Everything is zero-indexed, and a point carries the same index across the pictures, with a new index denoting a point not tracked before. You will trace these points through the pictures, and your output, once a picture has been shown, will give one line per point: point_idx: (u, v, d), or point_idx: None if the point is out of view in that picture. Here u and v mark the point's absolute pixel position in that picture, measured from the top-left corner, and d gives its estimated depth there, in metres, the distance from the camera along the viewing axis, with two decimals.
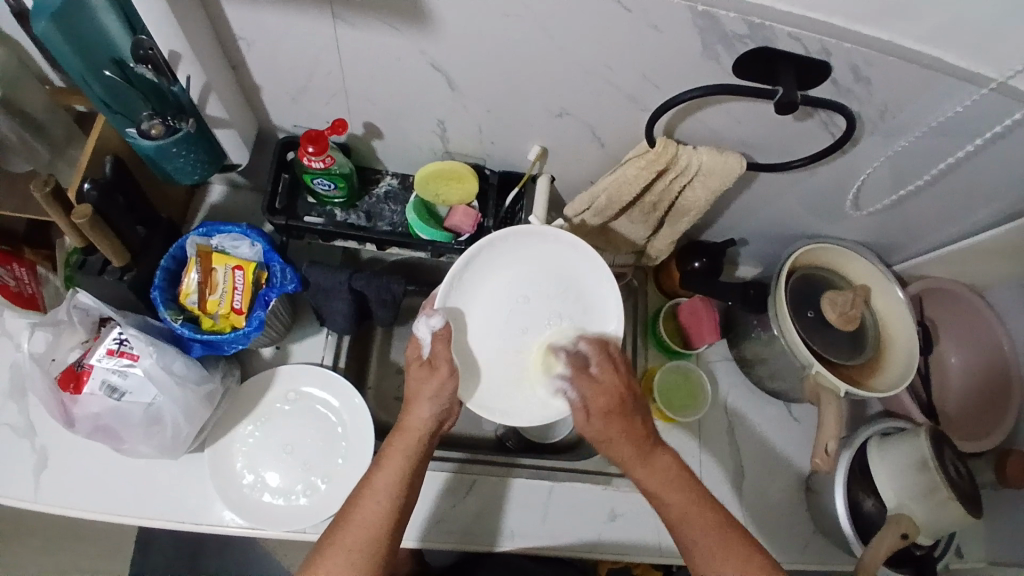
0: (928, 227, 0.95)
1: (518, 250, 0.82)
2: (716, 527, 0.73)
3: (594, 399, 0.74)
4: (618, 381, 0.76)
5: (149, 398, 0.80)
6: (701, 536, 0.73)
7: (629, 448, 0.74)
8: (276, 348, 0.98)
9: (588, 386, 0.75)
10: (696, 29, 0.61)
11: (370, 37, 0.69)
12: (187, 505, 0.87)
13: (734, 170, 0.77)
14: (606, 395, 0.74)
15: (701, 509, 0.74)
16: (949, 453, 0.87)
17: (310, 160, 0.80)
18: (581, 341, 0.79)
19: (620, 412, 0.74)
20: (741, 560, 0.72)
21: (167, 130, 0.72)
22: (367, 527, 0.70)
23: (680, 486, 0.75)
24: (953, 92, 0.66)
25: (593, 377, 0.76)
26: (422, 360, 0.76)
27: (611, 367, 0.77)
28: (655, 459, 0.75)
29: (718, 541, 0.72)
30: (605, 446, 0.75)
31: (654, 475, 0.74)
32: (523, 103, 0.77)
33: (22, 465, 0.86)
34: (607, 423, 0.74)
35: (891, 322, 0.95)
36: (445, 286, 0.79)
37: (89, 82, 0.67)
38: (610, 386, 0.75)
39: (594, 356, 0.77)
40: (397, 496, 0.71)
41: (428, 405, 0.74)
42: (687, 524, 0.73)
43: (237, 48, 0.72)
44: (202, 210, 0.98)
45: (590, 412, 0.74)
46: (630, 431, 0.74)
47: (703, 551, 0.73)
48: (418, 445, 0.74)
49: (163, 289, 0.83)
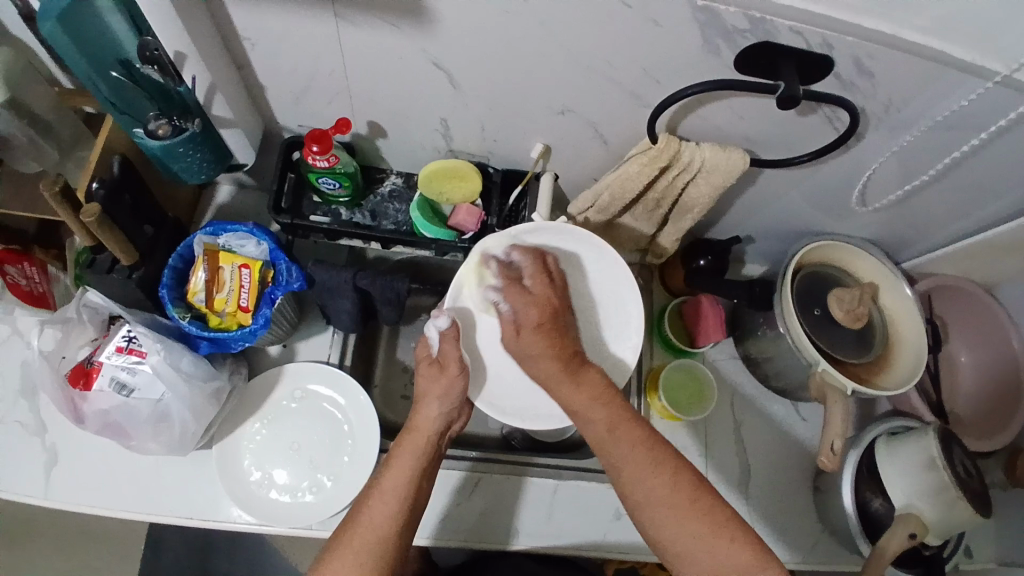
0: (936, 224, 0.94)
1: (529, 247, 0.80)
2: (639, 439, 0.68)
3: (524, 311, 0.72)
4: (550, 294, 0.73)
5: (157, 395, 0.81)
6: (625, 452, 0.68)
7: (557, 364, 0.71)
8: (283, 346, 0.98)
9: (519, 294, 0.73)
10: (696, 24, 0.61)
11: (371, 36, 0.69)
12: (195, 502, 0.88)
13: (737, 167, 0.77)
14: (537, 306, 0.72)
15: (624, 420, 0.70)
16: (958, 450, 0.86)
17: (314, 159, 0.81)
18: (513, 251, 0.76)
19: (551, 325, 0.72)
20: (671, 477, 0.67)
21: (173, 129, 0.73)
22: (375, 529, 0.68)
23: (608, 402, 0.70)
24: (959, 85, 0.66)
25: (526, 289, 0.73)
26: (431, 359, 0.76)
27: (547, 280, 0.74)
28: (584, 377, 0.71)
29: (644, 454, 0.68)
30: (534, 364, 0.72)
31: (582, 392, 0.70)
32: (525, 100, 0.78)
33: (33, 462, 0.87)
34: (537, 337, 0.71)
35: (901, 320, 0.94)
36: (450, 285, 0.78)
37: (96, 81, 0.69)
38: (541, 296, 0.73)
39: (527, 268, 0.74)
40: (408, 497, 0.71)
41: (436, 403, 0.75)
42: (614, 440, 0.69)
43: (242, 48, 0.73)
44: (210, 210, 0.99)
45: (523, 325, 0.72)
46: (560, 345, 0.71)
47: (632, 466, 0.68)
48: (427, 445, 0.74)
49: (172, 288, 0.84)
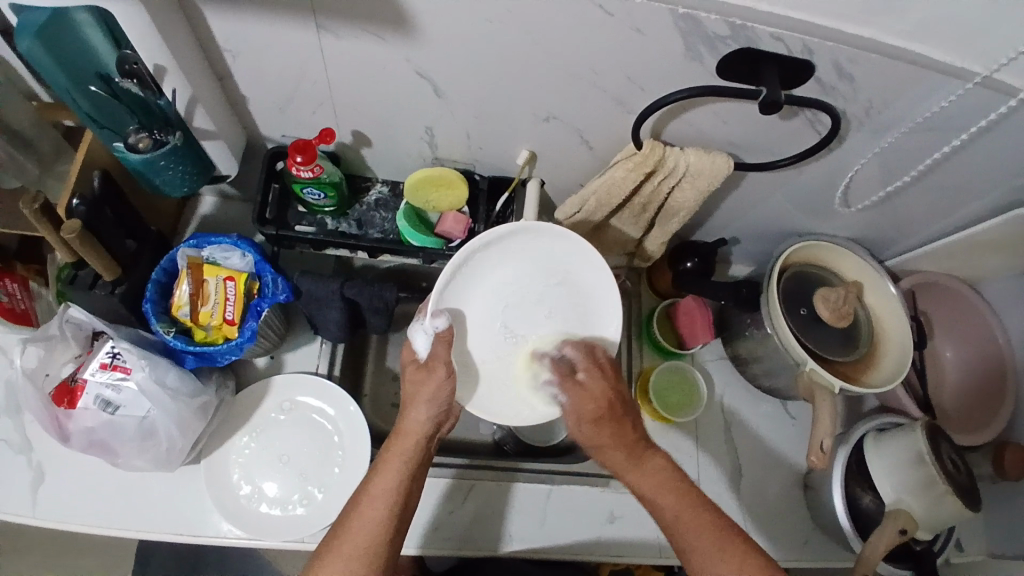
0: (918, 223, 0.95)
1: (513, 247, 0.80)
2: (706, 524, 0.71)
3: (583, 407, 0.73)
4: (604, 386, 0.75)
5: (144, 411, 0.80)
6: (695, 540, 0.71)
7: (619, 453, 0.74)
8: (271, 357, 0.98)
9: (575, 392, 0.74)
10: (679, 31, 0.61)
11: (354, 46, 0.69)
12: (185, 517, 0.87)
13: (722, 170, 0.77)
14: (592, 401, 0.73)
15: (690, 506, 0.72)
16: (945, 447, 0.88)
17: (298, 170, 0.80)
18: (565, 346, 0.79)
19: (611, 416, 0.73)
20: (738, 560, 0.70)
21: (154, 143, 0.72)
22: (365, 535, 0.69)
23: (674, 489, 0.73)
24: (939, 87, 0.67)
25: (581, 384, 0.75)
26: (418, 363, 0.75)
27: (599, 372, 0.76)
28: (647, 462, 0.74)
29: (711, 540, 0.71)
30: (597, 454, 0.74)
31: (648, 479, 0.74)
32: (511, 108, 0.77)
33: (18, 480, 0.86)
34: (597, 430, 0.73)
35: (885, 317, 0.96)
36: (438, 288, 0.76)
37: (75, 96, 0.68)
38: (598, 391, 0.74)
39: (580, 363, 0.76)
40: (397, 499, 0.71)
41: (425, 407, 0.73)
42: (681, 528, 0.72)
43: (222, 59, 0.72)
44: (193, 221, 0.98)
45: (581, 418, 0.74)
46: (620, 434, 0.74)
47: (702, 555, 0.71)
48: (416, 449, 0.73)
49: (156, 302, 0.82)
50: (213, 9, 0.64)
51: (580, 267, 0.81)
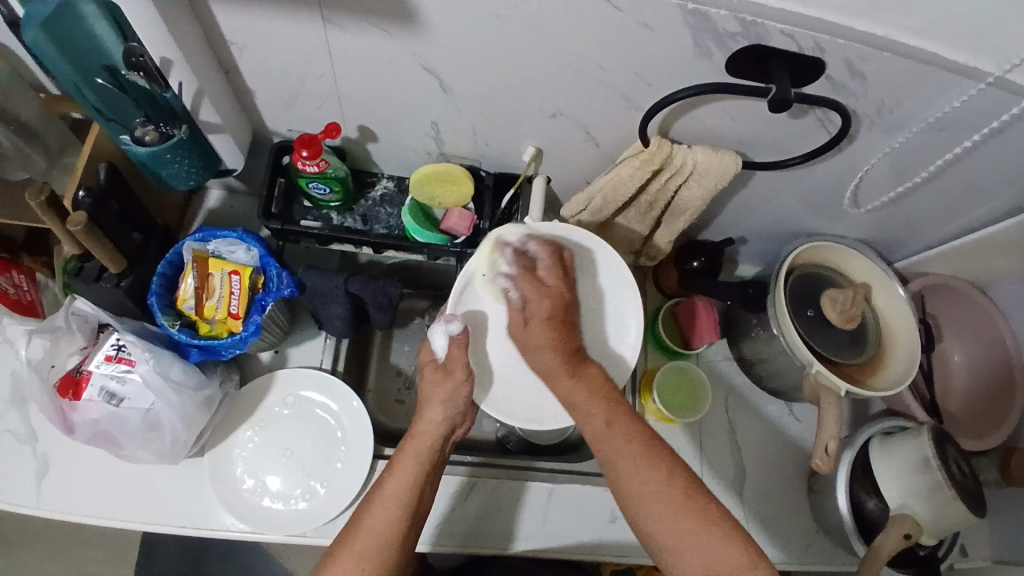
0: (928, 224, 0.94)
1: (532, 249, 0.80)
2: (635, 433, 0.69)
3: (538, 303, 0.73)
4: (563, 290, 0.74)
5: (148, 403, 0.80)
6: (621, 447, 0.68)
7: (561, 357, 0.72)
8: (275, 351, 0.98)
9: (531, 284, 0.74)
10: (687, 27, 0.61)
11: (360, 40, 0.68)
12: (188, 510, 0.88)
13: (730, 169, 0.77)
14: (549, 298, 0.73)
15: (622, 415, 0.70)
16: (952, 450, 0.87)
17: (304, 164, 0.80)
18: (530, 241, 0.76)
19: (562, 320, 0.73)
20: (667, 473, 0.66)
21: (160, 136, 0.73)
22: (379, 535, 0.68)
23: (608, 398, 0.71)
24: (951, 86, 0.66)
25: (539, 281, 0.74)
26: (436, 363, 0.75)
27: (561, 274, 0.75)
28: (586, 374, 0.73)
29: (640, 447, 0.68)
30: (538, 354, 0.73)
31: (582, 387, 0.72)
32: (517, 103, 0.77)
33: (24, 470, 0.86)
34: (546, 329, 0.72)
35: (894, 320, 0.94)
36: (456, 291, 0.77)
37: (82, 89, 0.68)
38: (556, 292, 0.74)
39: (543, 260, 0.75)
40: (410, 501, 0.70)
41: (441, 408, 0.74)
42: (609, 434, 0.69)
43: (229, 53, 0.72)
44: (199, 215, 0.98)
45: (534, 316, 0.73)
46: (566, 340, 0.72)
47: (630, 460, 0.67)
48: (430, 451, 0.73)
49: (161, 295, 0.83)
50: (220, 2, 0.64)
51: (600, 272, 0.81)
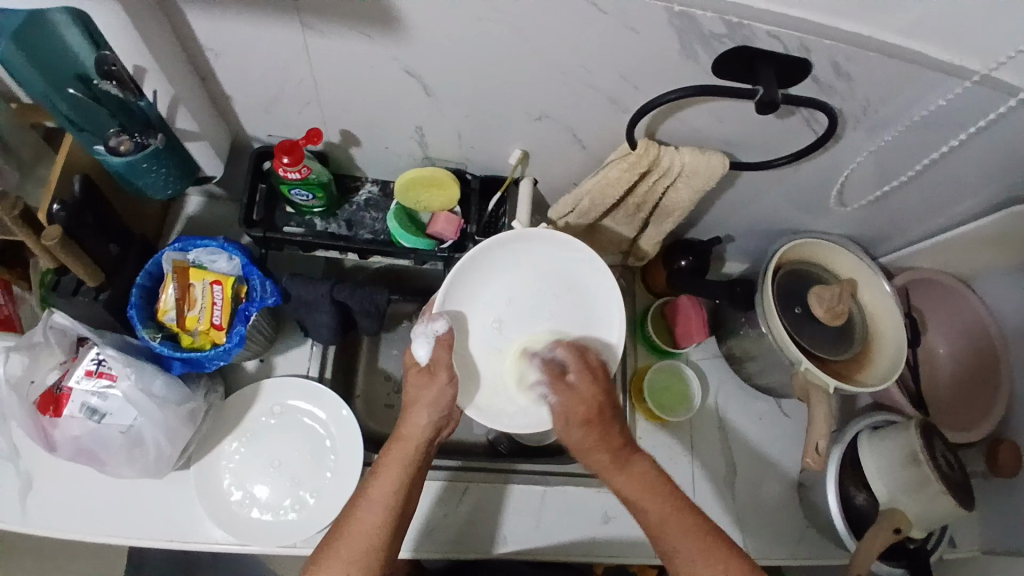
0: (914, 220, 0.94)
1: (519, 252, 0.81)
2: (694, 527, 0.69)
3: (573, 408, 0.70)
4: (597, 391, 0.71)
5: (129, 420, 0.78)
6: (680, 546, 0.68)
7: (609, 458, 0.70)
8: (261, 360, 0.96)
9: (563, 392, 0.71)
10: (674, 29, 0.60)
11: (341, 44, 0.67)
12: (175, 524, 0.86)
13: (717, 170, 0.76)
14: (583, 403, 0.70)
15: (677, 508, 0.69)
16: (940, 445, 0.88)
17: (285, 171, 0.78)
18: (558, 348, 0.76)
19: (603, 422, 0.70)
20: (722, 570, 0.67)
21: (137, 146, 0.71)
22: (363, 542, 0.68)
23: (661, 491, 0.70)
24: (936, 86, 0.66)
25: (570, 385, 0.72)
26: (419, 366, 0.73)
27: (590, 375, 0.73)
28: (635, 466, 0.71)
29: (699, 544, 0.68)
30: (585, 455, 0.71)
31: (633, 483, 0.70)
32: (503, 107, 0.76)
33: (5, 488, 0.84)
34: (586, 432, 0.70)
35: (880, 315, 0.95)
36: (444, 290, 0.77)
37: (54, 100, 0.66)
38: (589, 393, 0.71)
39: (572, 363, 0.73)
40: (395, 506, 0.70)
41: (426, 411, 0.72)
42: (667, 533, 0.69)
43: (205, 58, 0.70)
44: (180, 223, 0.96)
45: (569, 420, 0.71)
46: (609, 440, 0.70)
47: (687, 560, 0.68)
48: (416, 454, 0.72)
49: (141, 307, 0.81)
50: (195, 7, 0.62)
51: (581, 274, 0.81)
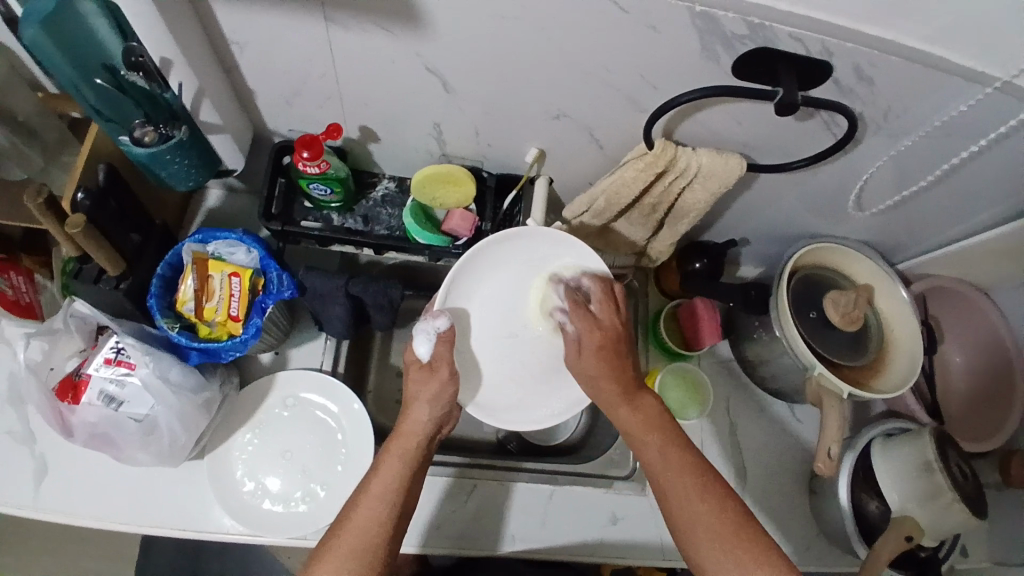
0: (931, 227, 0.94)
1: (517, 249, 0.81)
2: (691, 462, 0.69)
3: (588, 332, 0.74)
4: (613, 323, 0.75)
5: (146, 408, 0.79)
6: (675, 482, 0.69)
7: (616, 388, 0.73)
8: (275, 353, 0.97)
9: (583, 313, 0.75)
10: (695, 30, 0.60)
11: (363, 40, 0.68)
12: (186, 512, 0.87)
13: (735, 172, 0.76)
14: (600, 330, 0.74)
15: (675, 444, 0.71)
16: (954, 454, 0.87)
17: (305, 165, 0.79)
18: (583, 277, 0.79)
19: (615, 350, 0.74)
20: (716, 504, 0.67)
21: (160, 137, 0.71)
22: (362, 535, 0.68)
23: (664, 427, 0.72)
24: (958, 90, 0.65)
25: (589, 312, 0.76)
26: (420, 363, 0.75)
27: (613, 307, 0.76)
28: (642, 404, 0.73)
29: (693, 480, 0.68)
30: (594, 382, 0.74)
31: (637, 416, 0.72)
32: (521, 104, 0.76)
33: (22, 471, 0.86)
34: (599, 359, 0.73)
35: (896, 322, 0.94)
36: (443, 288, 0.78)
37: (81, 88, 0.68)
38: (607, 323, 0.75)
39: (595, 292, 0.77)
40: (395, 504, 0.70)
41: (427, 407, 0.73)
42: (664, 469, 0.69)
43: (229, 52, 0.71)
44: (199, 215, 0.97)
45: (585, 344, 0.74)
46: (619, 370, 0.74)
47: (679, 496, 0.68)
48: (416, 451, 0.73)
49: (160, 297, 0.81)
50: (222, 1, 0.63)
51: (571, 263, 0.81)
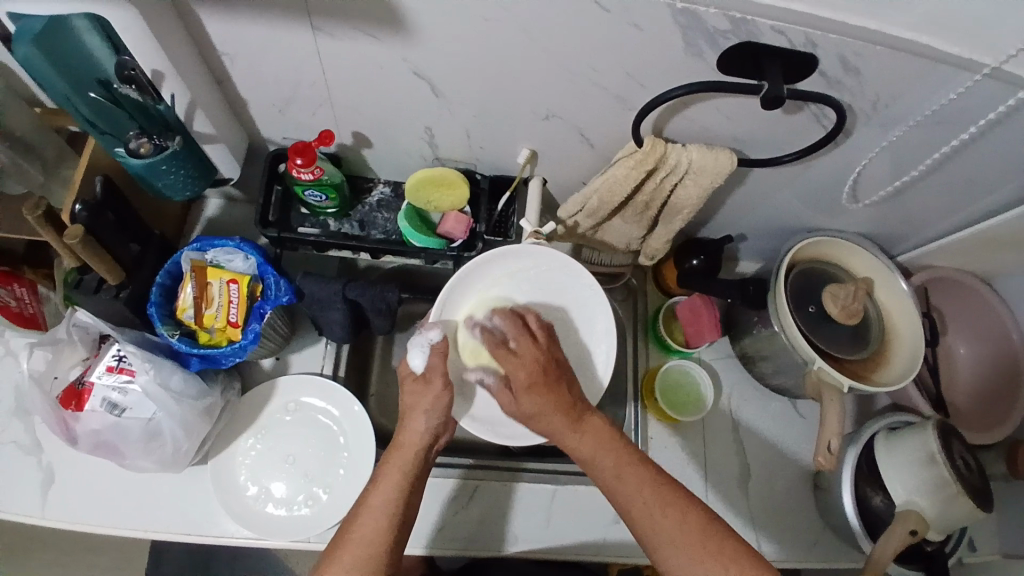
0: (928, 217, 0.93)
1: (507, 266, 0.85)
2: (643, 479, 0.69)
3: (516, 374, 0.75)
4: (536, 353, 0.76)
5: (149, 413, 0.80)
6: (632, 496, 0.69)
7: (557, 417, 0.73)
8: (276, 358, 0.98)
9: (507, 358, 0.76)
10: (677, 27, 0.60)
11: (350, 48, 0.69)
12: (192, 518, 0.88)
13: (725, 167, 0.76)
14: (524, 366, 0.75)
15: (625, 463, 0.71)
16: (957, 445, 0.86)
17: (299, 172, 0.80)
18: (494, 317, 0.80)
19: (545, 382, 0.74)
20: (679, 514, 0.67)
21: (155, 148, 0.73)
22: (365, 545, 0.68)
23: (611, 447, 0.72)
24: (945, 79, 0.65)
25: (512, 351, 0.76)
26: (414, 375, 0.77)
27: (531, 340, 0.78)
28: (587, 424, 0.74)
29: (652, 496, 0.68)
30: (537, 420, 0.74)
31: (584, 442, 0.73)
32: (509, 107, 0.77)
33: (29, 480, 0.87)
34: (533, 396, 0.73)
35: (896, 314, 0.94)
36: (438, 304, 0.82)
37: (75, 101, 0.68)
38: (530, 357, 0.75)
39: (509, 331, 0.78)
40: (396, 512, 0.70)
41: (423, 417, 0.75)
42: (620, 486, 0.70)
43: (221, 63, 0.72)
44: (199, 225, 0.98)
45: (517, 386, 0.75)
46: (557, 399, 0.74)
47: (643, 514, 0.67)
48: (416, 460, 0.74)
49: (160, 305, 0.83)
50: (211, 14, 0.64)
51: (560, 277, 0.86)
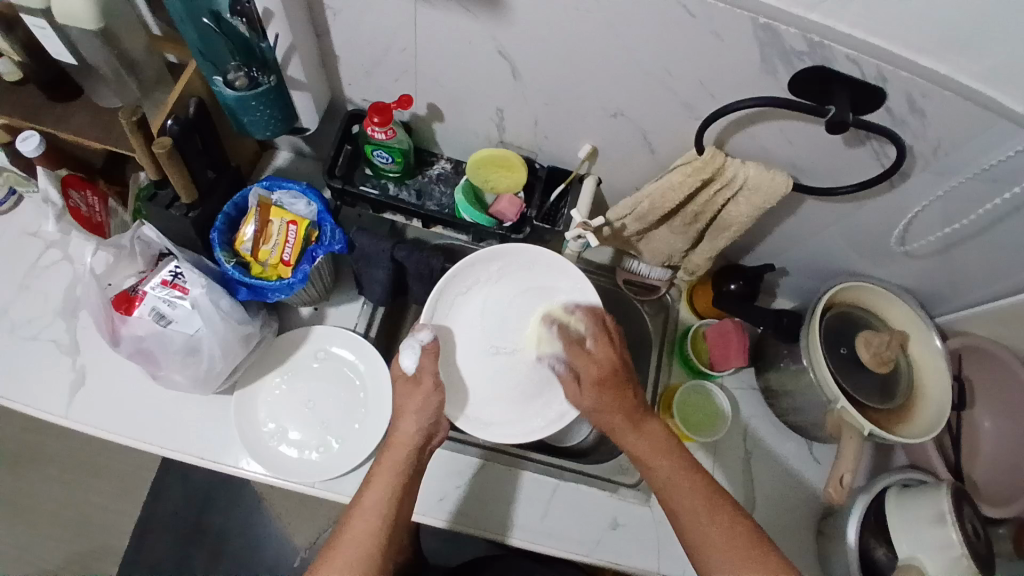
0: (971, 280, 0.93)
1: (495, 267, 0.91)
2: (695, 485, 0.77)
3: (586, 368, 0.84)
4: (611, 354, 0.83)
5: (193, 329, 0.84)
6: (684, 502, 0.76)
7: (622, 418, 0.80)
8: (314, 308, 1.02)
9: (579, 353, 0.85)
10: (755, 40, 0.63)
11: (444, 19, 0.73)
12: (207, 444, 0.92)
13: (780, 189, 0.77)
14: (596, 364, 0.83)
15: (681, 471, 0.78)
16: (972, 512, 0.83)
17: (374, 130, 0.84)
18: (576, 310, 0.88)
19: (613, 381, 0.82)
20: (723, 519, 0.75)
21: (250, 82, 0.78)
22: (361, 542, 0.75)
23: (669, 452, 0.79)
24: (1009, 136, 0.66)
25: (588, 350, 0.85)
26: (407, 376, 0.81)
27: (606, 341, 0.84)
28: (648, 428, 0.80)
29: (703, 503, 0.76)
30: (601, 415, 0.82)
31: (644, 444, 0.79)
32: (580, 100, 0.81)
33: (61, 378, 0.92)
34: (600, 391, 0.81)
35: (927, 372, 0.93)
36: (428, 308, 0.88)
37: (187, 26, 0.72)
38: (603, 355, 0.83)
39: (585, 329, 0.86)
40: (387, 512, 0.76)
41: (414, 418, 0.79)
42: (675, 490, 0.77)
43: (324, 16, 0.78)
44: (267, 169, 1.05)
45: (586, 379, 0.83)
46: (624, 400, 0.81)
47: (690, 513, 0.76)
48: (406, 460, 0.78)
49: (222, 233, 0.88)
50: None
51: (550, 276, 0.92)
